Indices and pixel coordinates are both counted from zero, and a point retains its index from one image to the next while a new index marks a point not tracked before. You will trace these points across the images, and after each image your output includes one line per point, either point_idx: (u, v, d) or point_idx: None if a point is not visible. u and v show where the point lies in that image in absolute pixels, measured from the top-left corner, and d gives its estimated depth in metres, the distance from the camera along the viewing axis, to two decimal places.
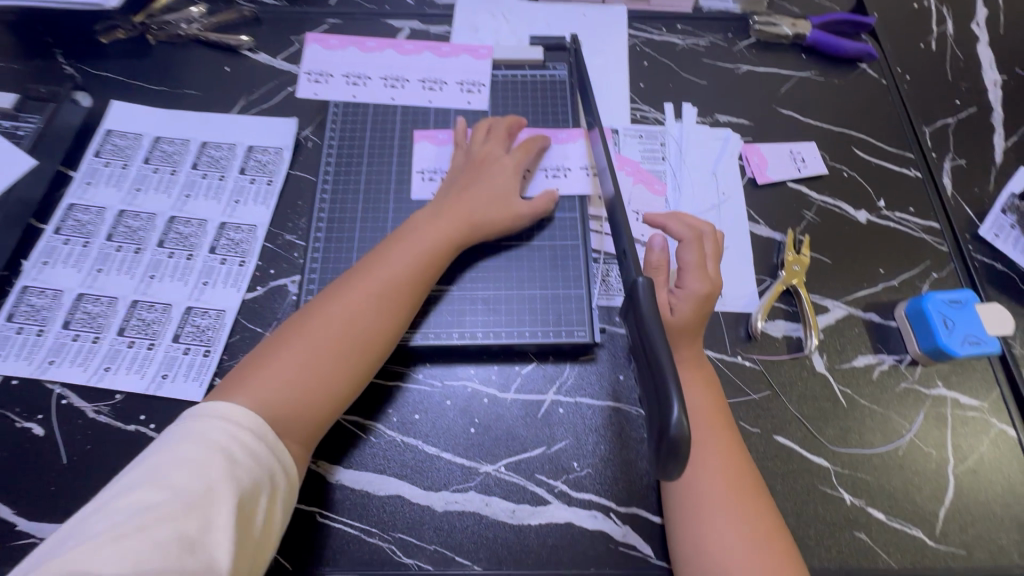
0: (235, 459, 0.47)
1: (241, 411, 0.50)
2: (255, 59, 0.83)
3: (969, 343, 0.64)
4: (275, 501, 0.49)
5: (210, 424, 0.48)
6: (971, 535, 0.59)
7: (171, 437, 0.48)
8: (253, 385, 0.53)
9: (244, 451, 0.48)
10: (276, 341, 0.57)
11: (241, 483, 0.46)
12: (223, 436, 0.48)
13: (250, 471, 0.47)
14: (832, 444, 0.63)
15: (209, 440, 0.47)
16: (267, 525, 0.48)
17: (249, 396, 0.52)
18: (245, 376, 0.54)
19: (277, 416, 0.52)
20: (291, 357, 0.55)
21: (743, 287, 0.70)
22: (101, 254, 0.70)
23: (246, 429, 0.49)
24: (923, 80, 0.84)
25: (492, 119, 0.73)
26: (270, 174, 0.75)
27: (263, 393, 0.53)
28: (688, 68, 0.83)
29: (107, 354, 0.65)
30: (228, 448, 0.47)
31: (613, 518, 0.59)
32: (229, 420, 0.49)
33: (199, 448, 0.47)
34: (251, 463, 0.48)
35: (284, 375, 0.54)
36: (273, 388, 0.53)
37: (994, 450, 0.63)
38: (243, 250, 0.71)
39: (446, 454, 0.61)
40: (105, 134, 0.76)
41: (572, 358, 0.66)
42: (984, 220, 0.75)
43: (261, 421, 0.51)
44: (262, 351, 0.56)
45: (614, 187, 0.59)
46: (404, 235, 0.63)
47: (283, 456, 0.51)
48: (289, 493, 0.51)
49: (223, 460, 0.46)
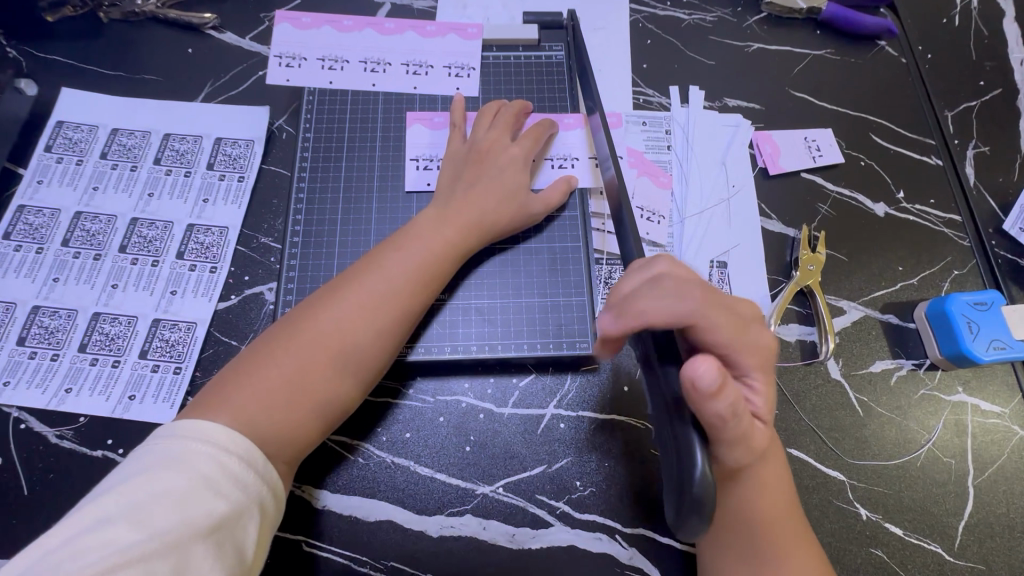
0: (220, 490, 0.41)
1: (224, 431, 0.44)
2: (221, 39, 0.75)
3: (993, 348, 0.60)
4: (263, 534, 0.44)
5: (190, 448, 0.42)
6: (990, 549, 0.57)
7: (146, 460, 0.42)
8: (237, 400, 0.47)
9: (230, 480, 0.42)
10: (262, 349, 0.50)
11: (227, 519, 0.41)
12: (206, 463, 0.42)
13: (236, 504, 0.42)
14: (848, 456, 0.59)
15: (191, 467, 0.41)
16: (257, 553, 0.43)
17: (232, 415, 0.46)
18: (227, 389, 0.47)
19: (265, 439, 0.46)
20: (279, 371, 0.48)
21: (754, 288, 0.65)
22: (56, 261, 0.64)
23: (234, 455, 0.44)
24: (946, 60, 0.78)
25: (500, 102, 0.67)
26: (241, 170, 0.69)
27: (248, 410, 0.46)
28: (695, 47, 0.77)
29: (68, 373, 0.59)
30: (213, 477, 0.42)
31: (619, 540, 0.56)
32: (213, 445, 0.43)
33: (179, 476, 0.41)
34: (238, 495, 0.42)
35: (270, 393, 0.48)
36: (259, 405, 0.47)
37: (1016, 459, 0.60)
38: (214, 255, 0.65)
39: (440, 475, 0.57)
40: (56, 126, 0.69)
41: (572, 369, 0.61)
42: (1008, 212, 0.71)
43: (249, 444, 0.45)
44: (246, 361, 0.49)
45: (620, 184, 0.56)
46: (407, 235, 0.57)
47: (274, 483, 0.46)
48: (274, 522, 0.46)
49: (207, 492, 0.41)
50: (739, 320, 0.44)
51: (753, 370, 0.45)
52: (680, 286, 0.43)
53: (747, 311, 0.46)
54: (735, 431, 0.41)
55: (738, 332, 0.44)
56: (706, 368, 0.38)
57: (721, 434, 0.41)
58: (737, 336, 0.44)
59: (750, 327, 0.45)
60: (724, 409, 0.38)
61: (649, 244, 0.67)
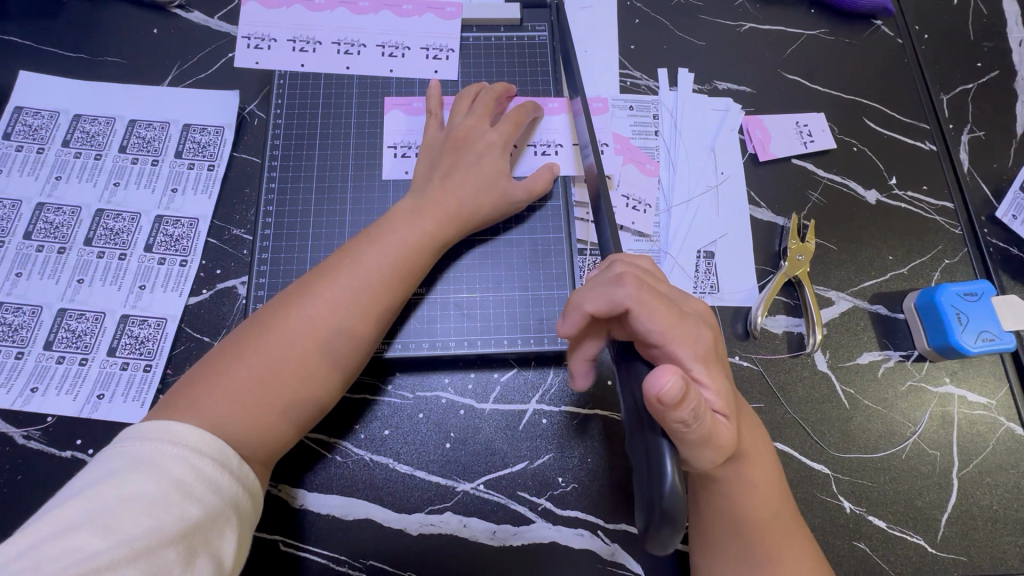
0: (194, 494, 0.40)
1: (196, 433, 0.42)
2: (187, 19, 0.71)
3: (982, 340, 0.59)
4: (241, 538, 0.42)
5: (160, 451, 0.41)
6: (973, 541, 0.57)
7: (115, 464, 0.40)
8: (207, 402, 0.45)
9: (204, 484, 0.41)
10: (232, 349, 0.48)
11: (201, 524, 0.39)
12: (178, 465, 0.40)
13: (212, 508, 0.40)
14: (834, 449, 0.59)
15: (163, 470, 0.40)
16: (236, 555, 0.42)
17: (202, 417, 0.44)
18: (196, 391, 0.46)
19: (239, 440, 0.45)
20: (250, 371, 0.47)
21: (741, 279, 0.64)
22: (19, 255, 0.61)
23: (208, 457, 0.42)
24: (943, 40, 0.76)
25: (479, 85, 0.64)
26: (210, 158, 0.66)
27: (219, 413, 0.45)
28: (685, 27, 0.74)
29: (33, 372, 0.57)
30: (186, 481, 0.40)
31: (601, 536, 0.55)
32: (185, 447, 0.42)
33: (151, 480, 0.39)
34: (213, 498, 0.41)
35: (242, 394, 0.46)
36: (230, 407, 0.45)
37: (1001, 451, 0.59)
38: (184, 248, 0.62)
39: (420, 472, 0.56)
40: (15, 112, 0.66)
41: (554, 363, 0.60)
42: (1001, 200, 0.69)
43: (222, 444, 0.43)
44: (216, 361, 0.48)
45: (599, 172, 0.56)
46: (382, 228, 0.54)
47: (251, 485, 0.44)
48: (252, 524, 0.45)
49: (180, 496, 0.39)
50: (665, 321, 0.44)
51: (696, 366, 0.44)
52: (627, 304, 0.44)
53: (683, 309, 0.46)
54: (700, 432, 0.40)
55: (669, 328, 0.44)
56: (665, 378, 0.37)
57: (686, 436, 0.40)
58: (672, 334, 0.44)
59: (685, 323, 0.45)
60: (688, 412, 0.38)
61: (634, 234, 0.65)
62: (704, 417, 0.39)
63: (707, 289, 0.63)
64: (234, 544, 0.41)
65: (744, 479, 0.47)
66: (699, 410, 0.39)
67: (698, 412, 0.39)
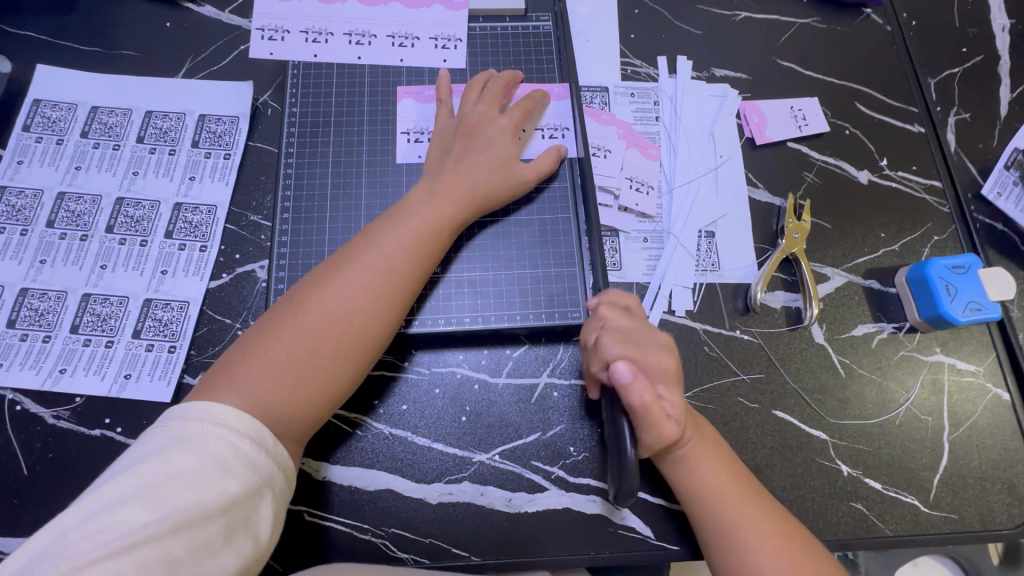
0: (232, 471, 0.42)
1: (235, 413, 0.45)
2: (199, 13, 0.73)
3: (970, 309, 0.62)
4: (276, 513, 0.45)
5: (201, 432, 0.43)
6: (963, 500, 0.60)
7: (159, 442, 0.42)
8: (245, 382, 0.47)
9: (241, 462, 0.43)
10: (264, 332, 0.50)
11: (239, 500, 0.41)
12: (218, 446, 0.43)
13: (249, 484, 0.43)
14: (831, 416, 0.62)
15: (203, 449, 0.42)
16: (272, 530, 0.44)
17: (242, 396, 0.46)
18: (233, 372, 0.48)
19: (275, 417, 0.47)
20: (284, 352, 0.49)
21: (741, 257, 0.67)
22: (43, 242, 0.63)
23: (244, 436, 0.44)
24: (930, 27, 0.79)
25: (488, 72, 0.66)
26: (227, 147, 0.68)
27: (258, 391, 0.47)
28: (682, 16, 0.76)
29: (61, 355, 0.59)
30: (225, 459, 0.42)
31: (612, 501, 0.58)
32: (224, 427, 0.44)
33: (193, 458, 0.41)
34: (250, 475, 0.43)
35: (276, 376, 0.48)
36: (267, 385, 0.47)
37: (989, 415, 0.63)
38: (204, 234, 0.64)
39: (437, 445, 0.59)
40: (33, 104, 0.68)
41: (565, 339, 0.63)
42: (987, 178, 0.72)
43: (257, 423, 0.45)
44: (249, 344, 0.50)
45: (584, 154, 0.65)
46: (402, 211, 0.57)
47: (284, 463, 0.47)
48: (286, 499, 0.47)
49: (220, 473, 0.41)
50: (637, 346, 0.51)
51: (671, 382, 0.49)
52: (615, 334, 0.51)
53: (651, 338, 0.52)
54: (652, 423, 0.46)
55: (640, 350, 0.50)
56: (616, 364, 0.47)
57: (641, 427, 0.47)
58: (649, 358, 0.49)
59: (661, 347, 0.51)
60: (636, 396, 0.46)
61: (638, 216, 0.68)
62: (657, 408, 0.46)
63: (709, 267, 0.66)
64: (269, 518, 0.44)
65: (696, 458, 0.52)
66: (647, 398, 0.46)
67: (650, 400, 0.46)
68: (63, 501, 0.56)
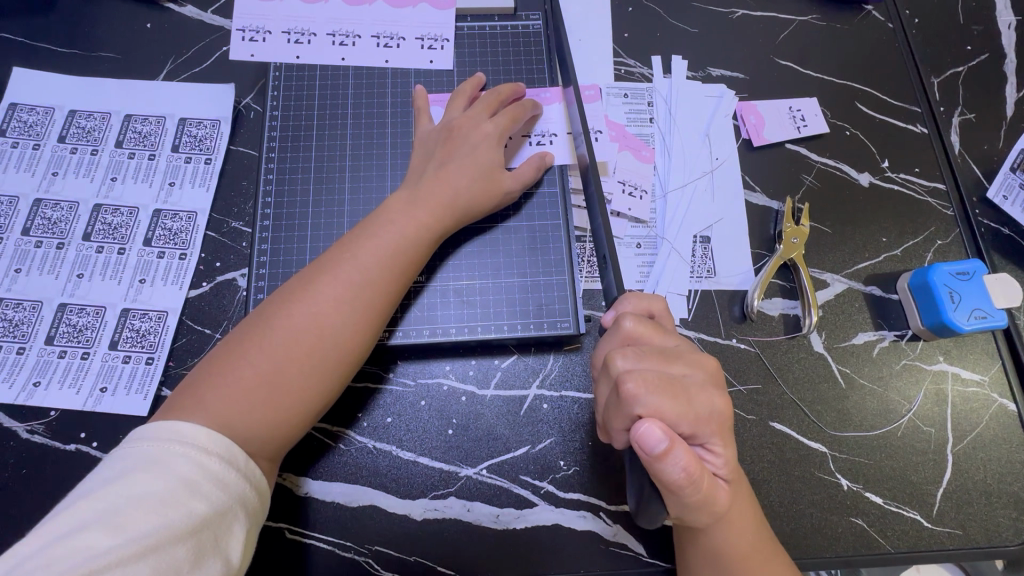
0: (201, 491, 0.40)
1: (204, 433, 0.43)
2: (180, 13, 0.71)
3: (975, 317, 0.60)
4: (250, 533, 0.43)
5: (170, 452, 0.42)
6: (968, 515, 0.58)
7: (126, 464, 0.41)
8: (213, 402, 0.46)
9: (211, 481, 0.41)
10: (233, 349, 0.48)
11: (209, 521, 0.40)
12: (187, 466, 0.41)
13: (219, 504, 0.41)
14: (831, 429, 0.60)
15: (171, 470, 0.41)
16: (244, 551, 0.42)
17: (209, 415, 0.45)
18: (201, 391, 0.46)
19: (246, 437, 0.46)
20: (254, 370, 0.47)
21: (737, 263, 0.65)
22: (18, 251, 0.61)
23: (214, 455, 0.43)
24: (933, 24, 0.76)
25: (477, 80, 0.65)
26: (207, 151, 0.66)
27: (226, 409, 0.45)
28: (678, 15, 0.74)
29: (35, 367, 0.58)
30: (194, 479, 0.41)
31: (603, 517, 0.56)
32: (193, 446, 0.42)
33: (160, 479, 0.40)
34: (221, 495, 0.41)
35: (248, 394, 0.46)
36: (236, 404, 0.46)
37: (994, 426, 0.60)
38: (184, 241, 0.63)
39: (423, 459, 0.57)
40: (10, 108, 0.66)
41: (555, 348, 0.61)
42: (992, 180, 0.70)
43: (227, 443, 0.44)
44: (216, 363, 0.48)
45: (588, 153, 0.55)
46: (379, 221, 0.55)
47: (258, 482, 0.45)
48: (260, 520, 0.45)
49: (188, 494, 0.40)
50: (682, 392, 0.45)
51: (711, 436, 0.46)
52: (653, 382, 0.45)
53: (695, 379, 0.47)
54: (695, 494, 0.44)
55: (686, 402, 0.45)
56: (649, 430, 0.42)
57: (680, 497, 0.44)
58: (684, 412, 0.45)
59: (698, 395, 0.46)
60: (678, 468, 0.42)
61: (631, 220, 0.66)
62: (697, 481, 0.43)
63: (704, 274, 0.64)
64: (242, 541, 0.42)
65: (724, 522, 0.48)
66: (690, 467, 0.43)
67: (690, 474, 0.43)
68: (36, 517, 0.54)
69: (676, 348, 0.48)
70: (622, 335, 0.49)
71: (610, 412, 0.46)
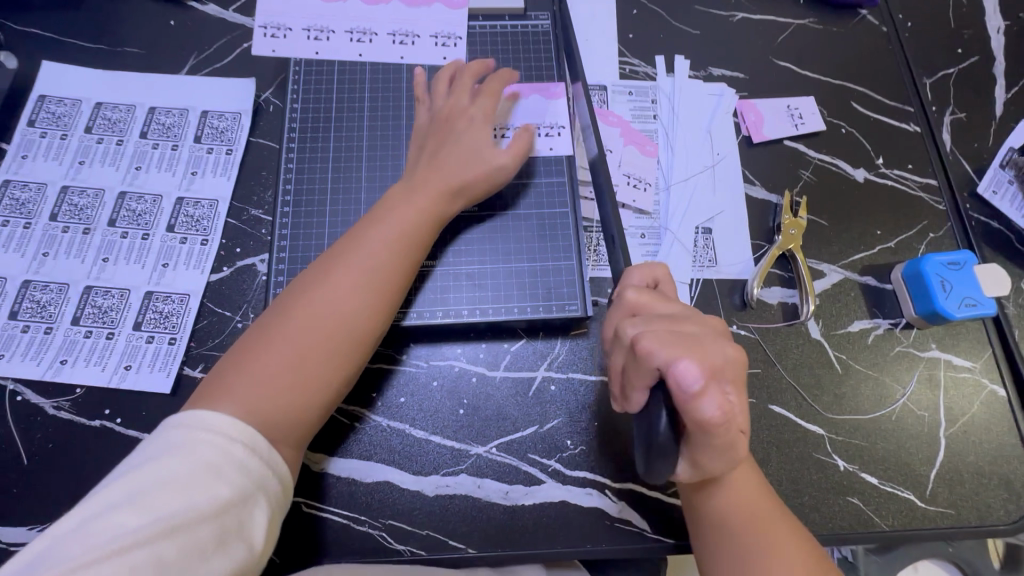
0: (225, 475, 0.43)
1: (231, 420, 0.46)
2: (202, 11, 0.74)
3: (966, 305, 0.63)
4: (271, 517, 0.45)
5: (196, 439, 0.44)
6: (960, 495, 0.60)
7: (155, 448, 0.43)
8: (240, 391, 0.48)
9: (234, 466, 0.43)
10: (254, 341, 0.51)
11: (232, 503, 0.42)
12: (211, 452, 0.43)
13: (242, 488, 0.43)
14: (827, 411, 0.62)
15: (197, 455, 0.43)
16: (266, 534, 0.44)
17: (238, 403, 0.47)
18: (228, 380, 0.48)
19: (272, 423, 0.48)
20: (278, 359, 0.49)
21: (738, 253, 0.67)
22: (46, 235, 0.63)
23: (238, 442, 0.45)
24: (925, 28, 0.80)
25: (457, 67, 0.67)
26: (228, 143, 0.68)
27: (252, 396, 0.48)
28: (680, 17, 0.77)
29: (62, 346, 0.60)
30: (218, 464, 0.43)
31: (609, 494, 0.58)
32: (217, 433, 0.44)
33: (186, 463, 0.42)
34: (243, 479, 0.43)
35: (271, 381, 0.49)
36: (262, 391, 0.48)
37: (985, 411, 0.63)
38: (205, 227, 0.65)
39: (434, 437, 0.59)
40: (39, 100, 0.69)
41: (563, 332, 0.63)
42: (982, 177, 0.73)
43: (252, 429, 0.46)
44: (239, 354, 0.50)
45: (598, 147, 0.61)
46: (384, 210, 0.57)
47: (279, 470, 0.47)
48: (281, 506, 0.47)
49: (213, 477, 0.42)
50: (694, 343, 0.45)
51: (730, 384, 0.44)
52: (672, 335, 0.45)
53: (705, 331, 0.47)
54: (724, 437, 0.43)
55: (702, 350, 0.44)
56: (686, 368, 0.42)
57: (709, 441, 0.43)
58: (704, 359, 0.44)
59: (712, 344, 0.45)
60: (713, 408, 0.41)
61: (635, 212, 0.69)
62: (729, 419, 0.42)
63: (706, 263, 0.67)
64: (263, 524, 0.44)
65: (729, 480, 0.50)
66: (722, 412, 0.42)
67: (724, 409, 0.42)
68: (61, 489, 0.56)
69: (682, 313, 0.49)
70: (627, 306, 0.50)
71: (635, 371, 0.46)
